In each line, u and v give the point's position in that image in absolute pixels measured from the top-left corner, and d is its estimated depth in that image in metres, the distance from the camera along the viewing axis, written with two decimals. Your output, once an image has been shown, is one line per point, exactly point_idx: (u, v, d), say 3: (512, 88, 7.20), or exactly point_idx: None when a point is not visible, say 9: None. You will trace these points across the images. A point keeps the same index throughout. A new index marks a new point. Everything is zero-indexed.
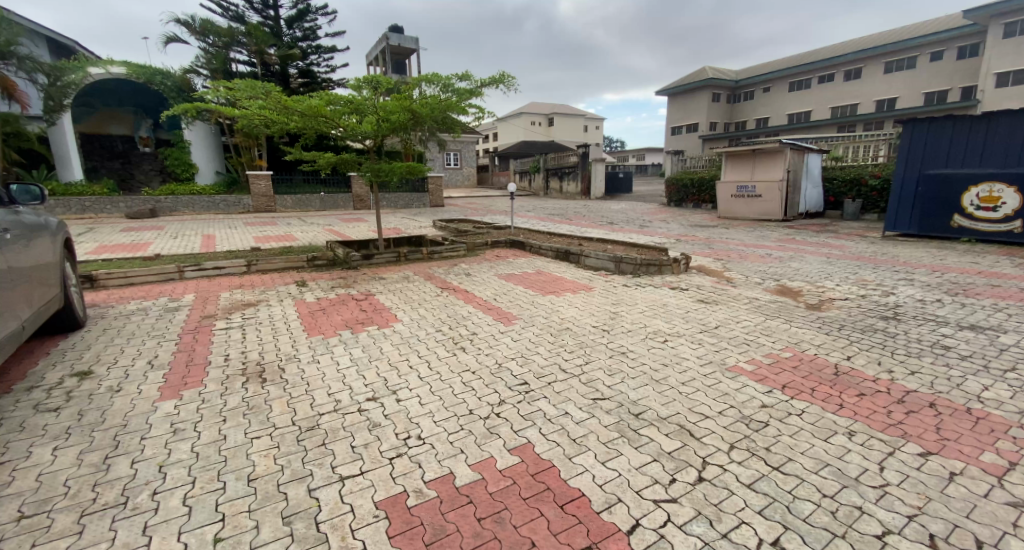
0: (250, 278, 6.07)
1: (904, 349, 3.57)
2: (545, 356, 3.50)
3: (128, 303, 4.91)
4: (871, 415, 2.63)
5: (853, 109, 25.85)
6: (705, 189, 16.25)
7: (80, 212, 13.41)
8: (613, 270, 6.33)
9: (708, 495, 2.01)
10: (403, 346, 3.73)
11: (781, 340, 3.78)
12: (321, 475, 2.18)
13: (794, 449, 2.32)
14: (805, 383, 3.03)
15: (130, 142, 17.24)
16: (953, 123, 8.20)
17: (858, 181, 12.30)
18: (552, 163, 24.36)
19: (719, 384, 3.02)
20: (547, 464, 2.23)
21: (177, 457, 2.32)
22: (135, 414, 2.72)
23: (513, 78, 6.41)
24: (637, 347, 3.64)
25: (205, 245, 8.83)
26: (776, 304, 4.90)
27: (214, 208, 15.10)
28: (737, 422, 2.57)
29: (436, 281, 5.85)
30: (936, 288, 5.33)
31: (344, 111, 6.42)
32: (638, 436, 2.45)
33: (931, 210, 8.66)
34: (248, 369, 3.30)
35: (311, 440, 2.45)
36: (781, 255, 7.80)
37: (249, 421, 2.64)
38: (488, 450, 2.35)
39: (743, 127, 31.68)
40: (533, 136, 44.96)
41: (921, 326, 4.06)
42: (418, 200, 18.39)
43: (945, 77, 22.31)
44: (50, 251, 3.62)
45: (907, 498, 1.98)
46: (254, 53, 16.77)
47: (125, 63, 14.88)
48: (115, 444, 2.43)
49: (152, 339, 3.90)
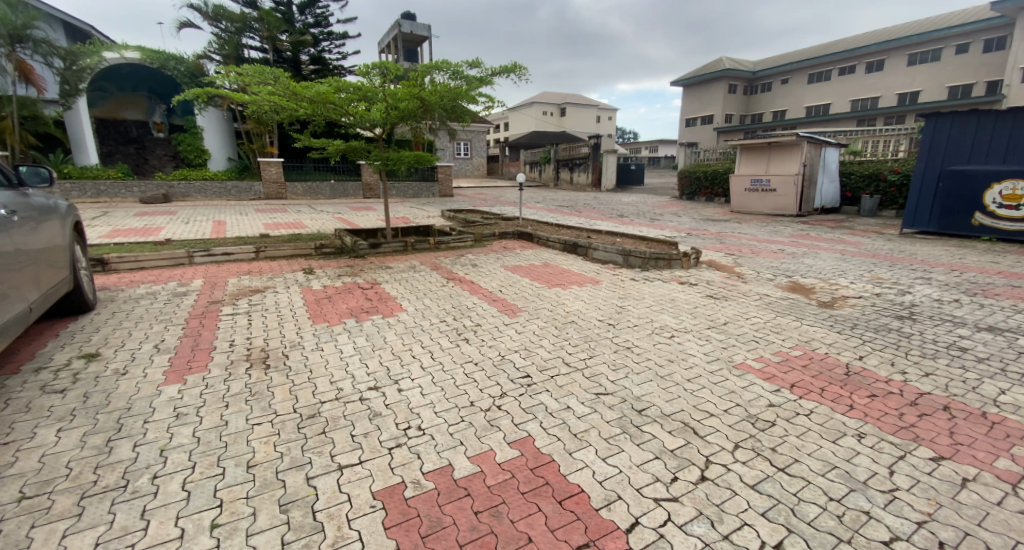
0: (258, 264, 6.11)
1: (918, 350, 3.48)
2: (548, 348, 3.47)
3: (138, 287, 4.96)
4: (882, 417, 2.56)
5: (874, 102, 25.16)
6: (717, 182, 16.01)
7: (94, 196, 13.57)
8: (621, 263, 6.24)
9: (710, 495, 1.97)
10: (407, 335, 3.71)
11: (791, 338, 3.71)
12: (320, 463, 2.18)
13: (801, 450, 2.26)
14: (814, 382, 2.96)
15: (144, 127, 17.40)
16: (978, 116, 7.95)
17: (877, 176, 12.01)
18: (563, 154, 24.15)
19: (725, 381, 2.97)
20: (547, 459, 2.21)
21: (179, 442, 2.33)
22: (139, 397, 2.74)
23: (524, 68, 6.35)
24: (642, 342, 3.59)
25: (216, 230, 8.94)
26: (787, 300, 4.81)
27: (225, 194, 15.23)
28: (742, 420, 2.52)
29: (443, 271, 5.84)
30: (954, 288, 5.19)
31: (353, 98, 6.33)
32: (641, 432, 2.41)
33: (952, 208, 8.42)
34: (252, 354, 3.33)
35: (311, 427, 2.45)
36: (794, 251, 7.68)
37: (250, 407, 2.64)
38: (487, 443, 2.33)
39: (760, 119, 31.07)
40: (546, 127, 44.72)
41: (937, 327, 3.95)
42: (427, 189, 18.34)
43: (971, 71, 21.63)
44: (59, 234, 3.65)
45: (917, 504, 1.92)
46: (266, 39, 16.76)
47: (139, 47, 14.99)
48: (118, 427, 2.45)
49: (160, 323, 3.94)
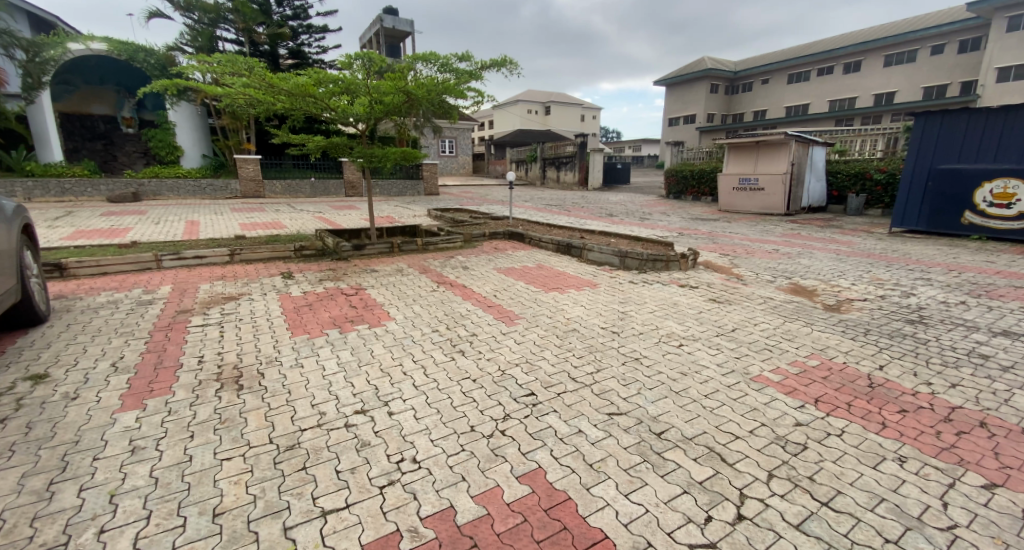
0: (233, 268, 5.72)
1: (939, 358, 3.30)
2: (551, 361, 3.20)
3: (98, 295, 4.53)
4: (920, 437, 2.36)
5: (851, 102, 25.57)
6: (704, 180, 15.95)
7: (59, 195, 12.86)
8: (617, 265, 6.02)
9: (751, 538, 1.73)
10: (396, 348, 3.40)
11: (805, 346, 3.50)
12: (300, 508, 1.87)
13: (841, 479, 2.04)
14: (839, 397, 2.75)
15: (113, 122, 16.59)
16: (969, 115, 7.92)
17: (863, 175, 12.06)
18: (549, 153, 23.95)
19: (745, 397, 2.74)
20: (563, 496, 1.94)
21: (133, 484, 1.99)
22: (89, 428, 2.38)
23: (516, 61, 6.07)
24: (651, 353, 3.35)
25: (187, 231, 8.40)
26: (793, 304, 4.64)
27: (200, 192, 14.61)
28: (772, 443, 2.29)
29: (432, 274, 5.51)
30: (958, 289, 5.08)
31: (335, 92, 5.95)
32: (663, 461, 2.16)
33: (941, 207, 8.45)
34: (224, 373, 2.98)
35: (290, 463, 2.14)
36: (789, 251, 7.56)
37: (220, 437, 2.32)
38: (493, 478, 2.05)
39: (741, 119, 31.35)
40: (531, 125, 44.47)
41: (951, 332, 3.79)
42: (412, 187, 17.95)
43: (945, 72, 22.09)
44: (4, 239, 3.26)
45: (982, 544, 1.70)
46: (241, 31, 16.15)
47: (105, 38, 14.25)
48: (62, 465, 2.10)
49: (120, 336, 3.55)
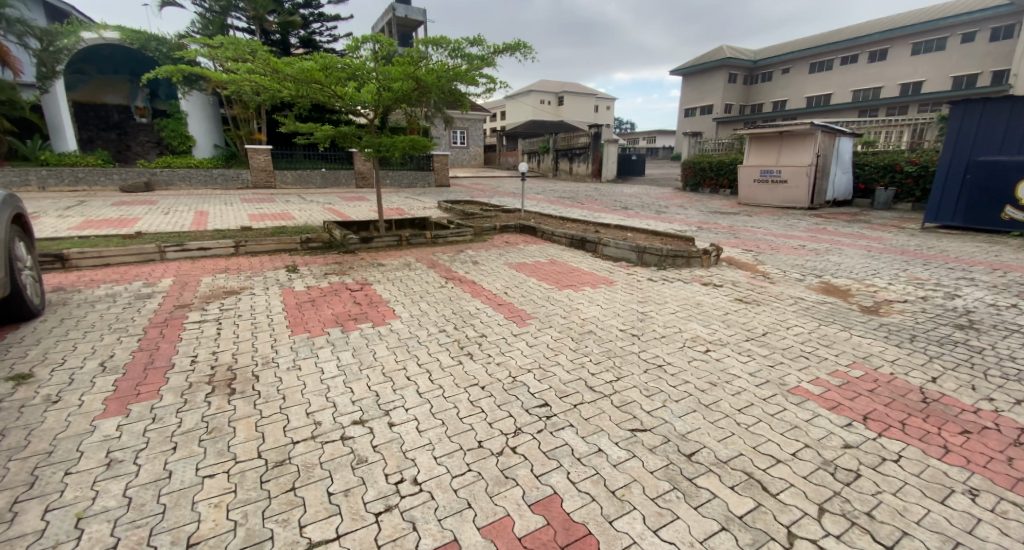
0: (237, 260, 5.54)
1: (998, 370, 2.97)
2: (566, 367, 2.95)
3: (97, 288, 4.37)
4: (988, 464, 2.07)
5: (876, 92, 24.69)
6: (722, 172, 15.47)
7: (72, 183, 12.86)
8: (635, 261, 5.73)
9: None
10: (401, 350, 3.18)
11: (846, 354, 3.19)
12: (284, 539, 1.66)
13: (906, 516, 1.76)
14: (891, 414, 2.45)
15: (126, 112, 16.59)
16: (1012, 103, 7.41)
17: (892, 167, 11.50)
18: (562, 144, 23.54)
19: (783, 413, 2.46)
20: (583, 531, 1.70)
21: (104, 505, 1.79)
22: (65, 437, 2.20)
23: (530, 45, 5.76)
24: (676, 359, 3.07)
25: (195, 222, 8.27)
26: (826, 305, 4.31)
27: (212, 182, 14.54)
28: (819, 469, 2.02)
29: (440, 269, 5.27)
30: (1006, 291, 4.70)
31: (343, 77, 5.69)
32: (696, 489, 1.90)
33: (980, 201, 7.94)
34: (216, 376, 2.78)
35: (278, 482, 1.93)
36: (816, 247, 7.17)
37: (205, 450, 2.12)
38: (502, 505, 1.81)
39: (760, 110, 30.52)
40: (543, 115, 43.94)
41: (1007, 339, 3.44)
42: (422, 178, 17.75)
43: (976, 60, 21.16)
44: None
45: None
46: (252, 20, 15.95)
47: (118, 27, 14.21)
48: (30, 481, 1.91)
49: (113, 333, 3.38)
